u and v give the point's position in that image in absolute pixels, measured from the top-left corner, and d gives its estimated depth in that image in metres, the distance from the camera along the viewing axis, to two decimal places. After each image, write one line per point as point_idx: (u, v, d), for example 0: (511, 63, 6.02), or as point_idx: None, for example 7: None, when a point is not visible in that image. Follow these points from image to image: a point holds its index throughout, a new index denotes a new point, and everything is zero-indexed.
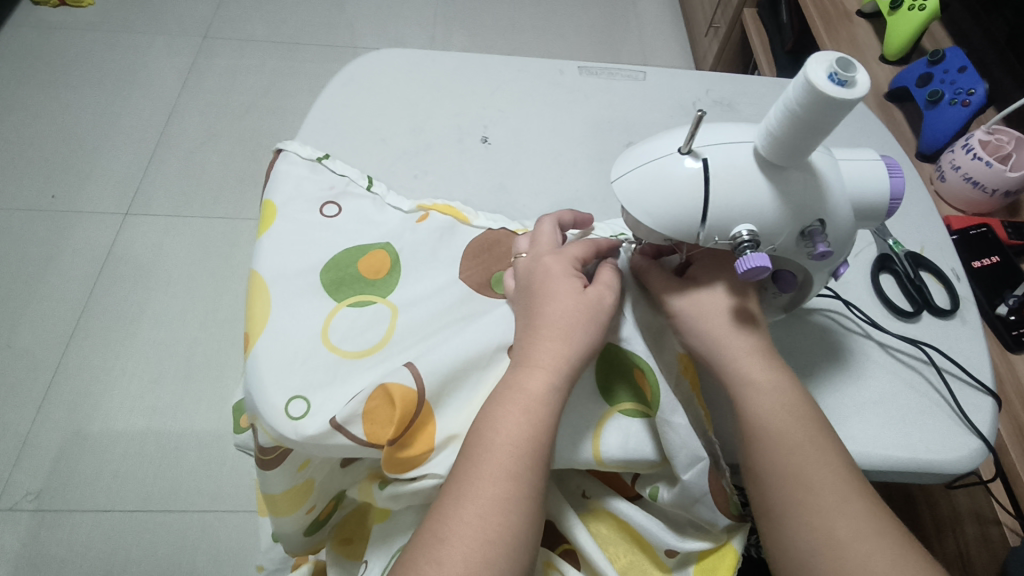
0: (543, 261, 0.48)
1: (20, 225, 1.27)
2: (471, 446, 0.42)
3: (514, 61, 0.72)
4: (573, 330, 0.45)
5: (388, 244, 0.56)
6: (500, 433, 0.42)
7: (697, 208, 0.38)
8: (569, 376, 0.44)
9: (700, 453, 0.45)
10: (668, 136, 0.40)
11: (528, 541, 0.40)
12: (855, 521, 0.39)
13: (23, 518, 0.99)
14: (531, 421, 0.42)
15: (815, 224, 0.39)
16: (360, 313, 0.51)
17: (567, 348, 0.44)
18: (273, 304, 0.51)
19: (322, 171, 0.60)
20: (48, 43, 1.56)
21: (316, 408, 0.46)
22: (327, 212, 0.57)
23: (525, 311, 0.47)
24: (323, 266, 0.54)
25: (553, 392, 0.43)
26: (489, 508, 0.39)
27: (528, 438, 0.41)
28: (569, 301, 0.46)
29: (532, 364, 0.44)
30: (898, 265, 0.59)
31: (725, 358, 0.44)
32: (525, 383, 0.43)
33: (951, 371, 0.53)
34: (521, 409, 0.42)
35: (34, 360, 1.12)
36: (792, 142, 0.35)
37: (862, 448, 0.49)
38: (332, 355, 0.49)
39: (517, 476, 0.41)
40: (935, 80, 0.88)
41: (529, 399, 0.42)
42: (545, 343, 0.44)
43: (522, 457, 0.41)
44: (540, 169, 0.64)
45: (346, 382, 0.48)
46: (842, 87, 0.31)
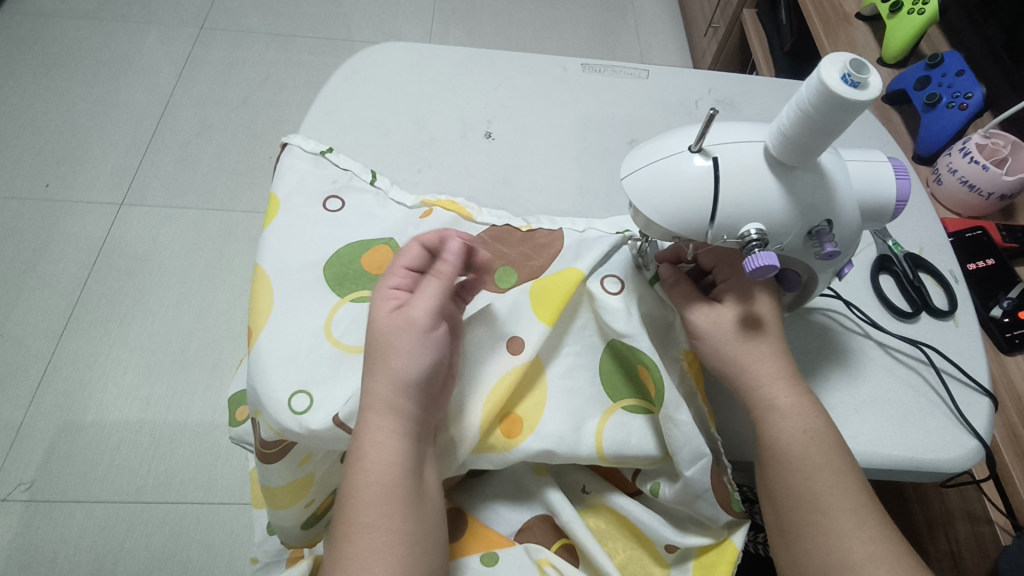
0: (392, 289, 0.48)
1: (12, 213, 1.25)
2: (347, 471, 0.44)
3: (517, 57, 0.72)
4: (376, 361, 0.45)
5: (391, 240, 0.56)
6: (371, 452, 0.43)
7: (707, 206, 0.38)
8: (393, 405, 0.44)
9: (703, 450, 0.45)
10: (677, 135, 0.40)
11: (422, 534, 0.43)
12: (868, 544, 0.41)
13: (14, 510, 0.98)
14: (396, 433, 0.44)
15: (823, 225, 0.39)
16: (362, 308, 0.52)
17: (405, 369, 0.45)
18: (275, 298, 0.51)
19: (325, 165, 0.60)
20: (42, 30, 1.54)
21: (319, 403, 0.47)
22: (330, 206, 0.57)
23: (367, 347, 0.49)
24: (326, 261, 0.54)
25: (408, 402, 0.45)
26: (380, 525, 0.42)
27: (397, 450, 0.44)
28: (395, 328, 0.46)
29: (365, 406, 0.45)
30: (898, 266, 0.59)
31: (744, 379, 0.45)
32: (380, 398, 0.44)
33: (950, 372, 0.54)
34: (385, 425, 0.44)
35: (26, 350, 1.11)
36: (802, 142, 0.35)
37: (863, 447, 0.49)
38: (334, 349, 0.49)
39: (397, 487, 0.43)
40: (933, 83, 0.89)
41: (380, 437, 0.44)
42: (383, 373, 0.45)
43: (394, 470, 0.43)
44: (544, 165, 0.64)
45: (349, 377, 0.48)
46: (855, 88, 0.32)
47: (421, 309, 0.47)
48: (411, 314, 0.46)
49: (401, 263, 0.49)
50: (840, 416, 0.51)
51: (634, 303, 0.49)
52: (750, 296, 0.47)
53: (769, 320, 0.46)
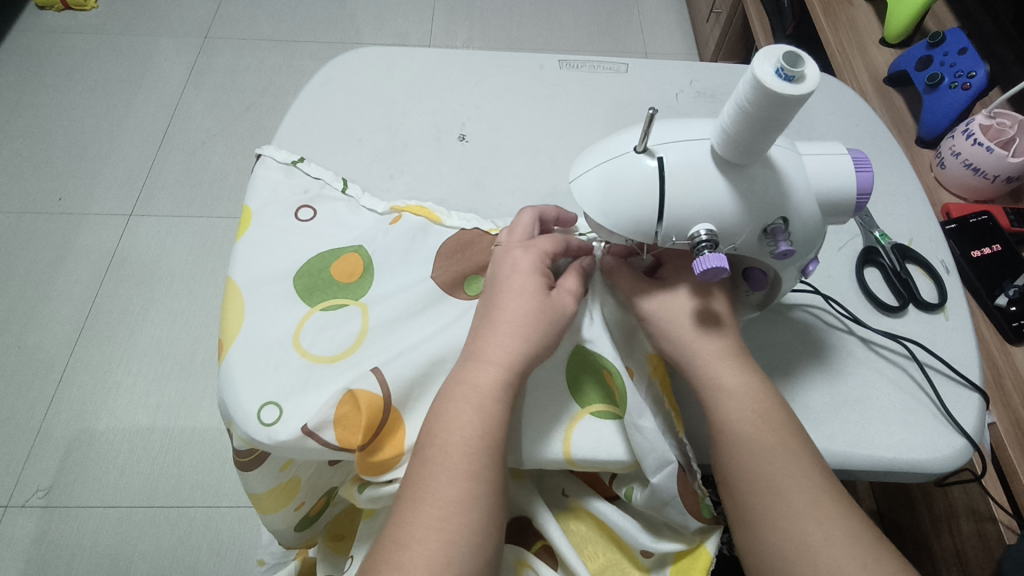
0: (509, 256, 0.48)
1: (27, 227, 1.29)
2: (434, 428, 0.42)
3: (494, 56, 0.71)
4: (521, 326, 0.44)
5: (360, 247, 0.55)
6: (452, 428, 0.42)
7: (653, 208, 0.37)
8: (518, 373, 0.44)
9: (668, 457, 0.44)
10: (625, 134, 0.39)
11: (493, 524, 0.40)
12: (825, 525, 0.38)
13: (33, 514, 1.01)
14: (482, 414, 0.42)
15: (778, 222, 0.38)
16: (332, 317, 0.52)
17: (514, 345, 0.44)
18: (245, 309, 0.52)
19: (297, 175, 0.60)
20: (53, 47, 1.58)
21: (288, 415, 0.47)
22: (301, 216, 0.57)
23: (485, 301, 0.47)
24: (296, 272, 0.54)
25: (504, 389, 0.43)
26: (444, 509, 0.39)
27: (478, 433, 0.41)
28: (512, 293, 0.46)
29: (485, 358, 0.44)
30: (884, 259, 0.57)
31: (693, 363, 0.44)
32: (475, 377, 0.43)
33: (935, 367, 0.52)
34: (472, 404, 0.42)
35: (43, 359, 1.14)
36: (745, 141, 0.34)
37: (838, 444, 0.48)
38: (303, 360, 0.49)
39: (475, 472, 0.40)
40: (935, 63, 0.85)
41: (479, 394, 0.42)
42: (489, 348, 0.44)
43: (470, 459, 0.41)
44: (518, 166, 0.63)
45: (319, 387, 0.48)
46: (789, 82, 0.30)
47: (535, 273, 0.47)
48: (529, 277, 0.46)
49: (545, 241, 0.49)
50: (815, 414, 0.49)
51: (598, 307, 0.49)
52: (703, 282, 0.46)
53: (720, 309, 0.45)
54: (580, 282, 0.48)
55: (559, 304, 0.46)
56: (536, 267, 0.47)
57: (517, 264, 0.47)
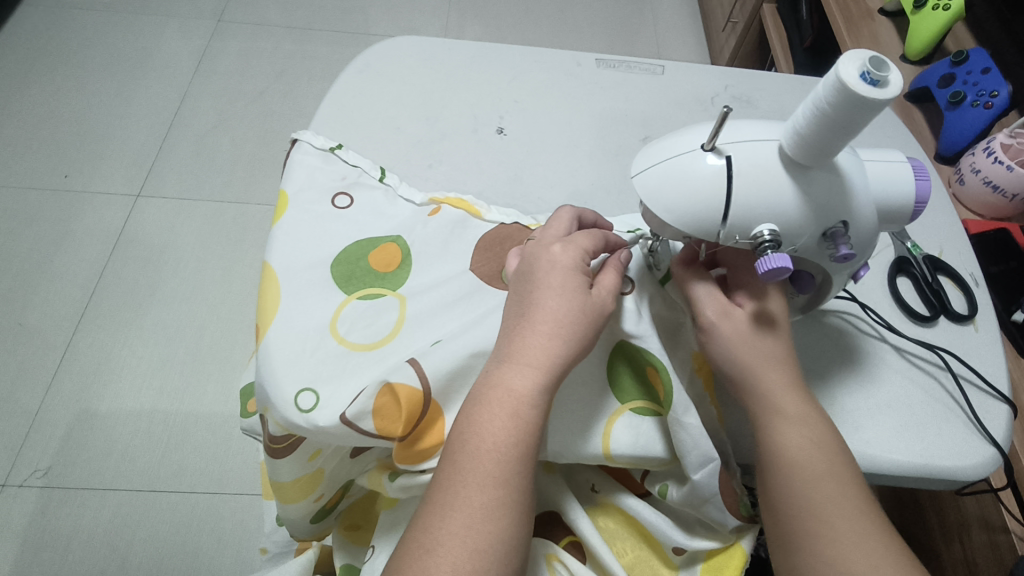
0: (547, 250, 0.47)
1: (32, 203, 1.27)
2: (464, 433, 0.41)
3: (531, 52, 0.71)
4: (561, 326, 0.43)
5: (398, 237, 0.55)
6: (484, 436, 0.41)
7: (719, 207, 0.37)
8: (554, 376, 0.42)
9: (711, 454, 0.44)
10: (691, 132, 0.39)
11: (524, 528, 0.40)
12: (874, 556, 0.38)
13: (31, 494, 0.99)
14: (517, 421, 0.41)
15: (839, 226, 0.38)
16: (370, 305, 0.51)
17: (554, 346, 0.43)
18: (283, 294, 0.51)
19: (335, 161, 0.59)
20: (63, 23, 1.55)
21: (325, 401, 0.46)
22: (338, 203, 0.57)
23: (520, 296, 0.46)
24: (334, 259, 0.53)
25: (540, 392, 0.42)
26: (475, 518, 0.39)
27: (511, 439, 0.41)
28: (551, 290, 0.45)
29: (521, 360, 0.42)
30: (916, 269, 0.58)
31: (753, 386, 0.44)
32: (509, 380, 0.42)
33: (967, 377, 0.53)
34: (507, 411, 0.41)
35: (44, 338, 1.13)
36: (818, 141, 0.34)
37: (872, 451, 0.48)
38: (340, 347, 0.49)
39: (506, 481, 0.40)
40: (957, 81, 0.87)
41: (515, 399, 0.41)
42: (524, 348, 0.43)
43: (502, 466, 0.40)
44: (555, 162, 0.63)
45: (356, 374, 0.48)
46: (873, 87, 0.31)
47: (576, 270, 0.46)
48: (570, 274, 0.45)
49: (584, 239, 0.48)
50: (851, 419, 0.50)
51: (645, 304, 0.49)
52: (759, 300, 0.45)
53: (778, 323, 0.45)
54: (617, 281, 0.47)
55: (599, 304, 0.45)
56: (575, 265, 0.46)
57: (556, 259, 0.46)
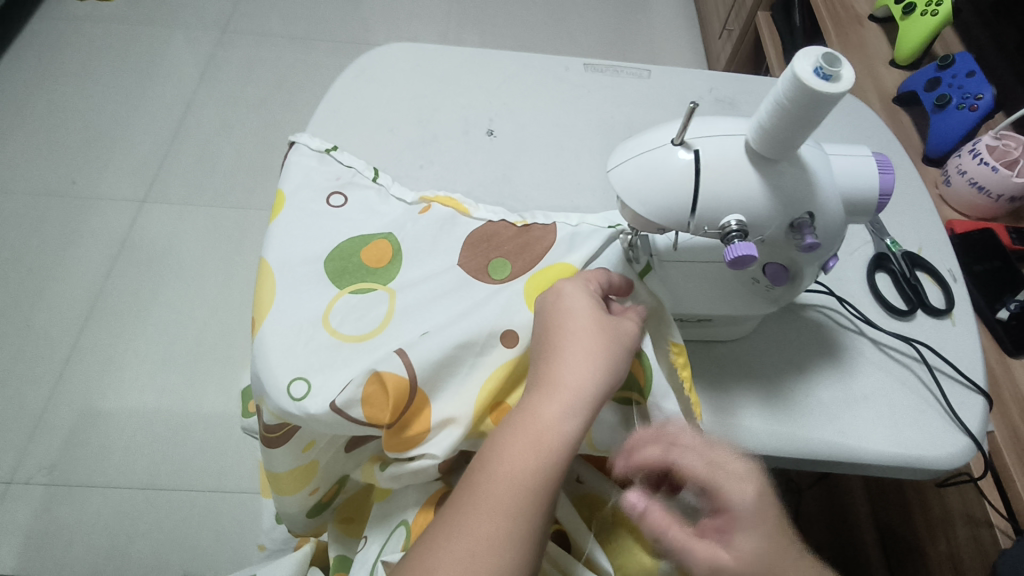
0: (566, 287, 0.47)
1: (40, 208, 1.30)
2: (490, 462, 0.40)
3: (521, 56, 0.73)
4: (587, 362, 0.43)
5: (390, 234, 0.57)
6: (508, 463, 0.40)
7: (688, 198, 0.39)
8: (584, 412, 0.42)
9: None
10: (663, 128, 0.41)
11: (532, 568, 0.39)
12: None
13: (35, 491, 1.01)
14: (544, 456, 0.40)
15: (804, 217, 0.40)
16: (361, 299, 0.53)
17: (584, 382, 0.43)
18: (277, 289, 0.53)
19: (330, 162, 0.61)
20: (73, 33, 1.59)
21: (317, 390, 0.48)
22: (333, 202, 0.59)
23: (546, 330, 0.46)
24: (327, 255, 0.55)
25: (570, 426, 0.41)
26: (480, 546, 0.38)
27: (534, 473, 0.40)
28: (579, 325, 0.44)
29: (555, 391, 0.42)
30: (895, 265, 0.59)
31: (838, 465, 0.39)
32: (540, 413, 0.41)
33: (942, 369, 0.54)
34: (536, 442, 0.41)
35: (51, 339, 1.15)
36: (780, 135, 0.36)
37: (848, 440, 0.50)
38: (332, 338, 0.51)
39: (520, 516, 0.39)
40: (943, 84, 0.88)
41: (545, 430, 0.41)
42: (553, 380, 0.43)
43: (520, 498, 0.39)
44: (543, 162, 0.65)
45: (347, 364, 0.49)
46: (827, 81, 0.32)
47: (597, 307, 0.46)
48: (596, 311, 0.45)
49: (598, 279, 0.48)
50: (827, 410, 0.51)
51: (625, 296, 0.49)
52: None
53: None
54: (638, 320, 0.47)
55: (623, 340, 0.45)
56: (599, 303, 0.46)
57: (578, 296, 0.46)
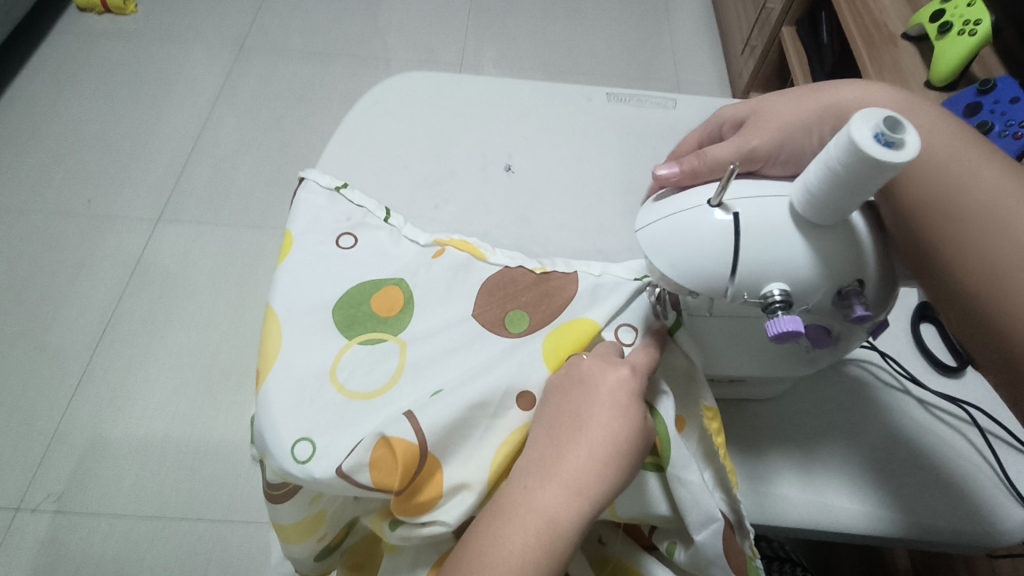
0: (607, 364, 0.44)
1: (56, 227, 1.30)
2: (487, 551, 0.38)
3: (542, 86, 0.70)
4: (610, 453, 0.40)
5: (401, 280, 0.54)
6: (508, 558, 0.37)
7: (726, 262, 0.36)
8: (594, 510, 0.39)
9: (714, 514, 0.43)
10: (699, 188, 0.38)
11: None
12: None
13: (43, 519, 1.00)
14: (545, 554, 0.38)
15: (852, 285, 0.36)
16: (370, 351, 0.50)
17: (601, 477, 0.39)
18: (284, 339, 0.51)
19: (340, 201, 0.59)
20: (93, 50, 1.60)
21: (322, 451, 0.45)
22: (343, 243, 0.56)
23: (569, 406, 0.42)
24: (336, 302, 0.53)
25: (576, 524, 0.38)
26: None
27: (534, 570, 0.37)
28: (607, 409, 0.41)
29: (564, 481, 0.39)
30: (942, 316, 0.55)
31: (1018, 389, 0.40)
32: (547, 504, 0.38)
33: (995, 433, 0.50)
34: (538, 538, 0.38)
35: (64, 361, 1.14)
36: (831, 201, 0.33)
37: (891, 514, 0.46)
38: (339, 395, 0.48)
39: None
40: (984, 111, 0.83)
41: (550, 524, 0.38)
42: (565, 469, 0.39)
43: None
44: (565, 201, 0.62)
45: (355, 424, 0.46)
46: (889, 148, 0.29)
47: (631, 391, 0.42)
48: (631, 396, 0.42)
49: (640, 359, 0.45)
50: (871, 478, 0.47)
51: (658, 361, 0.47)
52: (1011, 247, 0.40)
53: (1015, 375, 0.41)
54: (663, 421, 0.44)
55: (649, 437, 0.42)
56: (633, 385, 0.43)
57: (616, 376, 0.43)
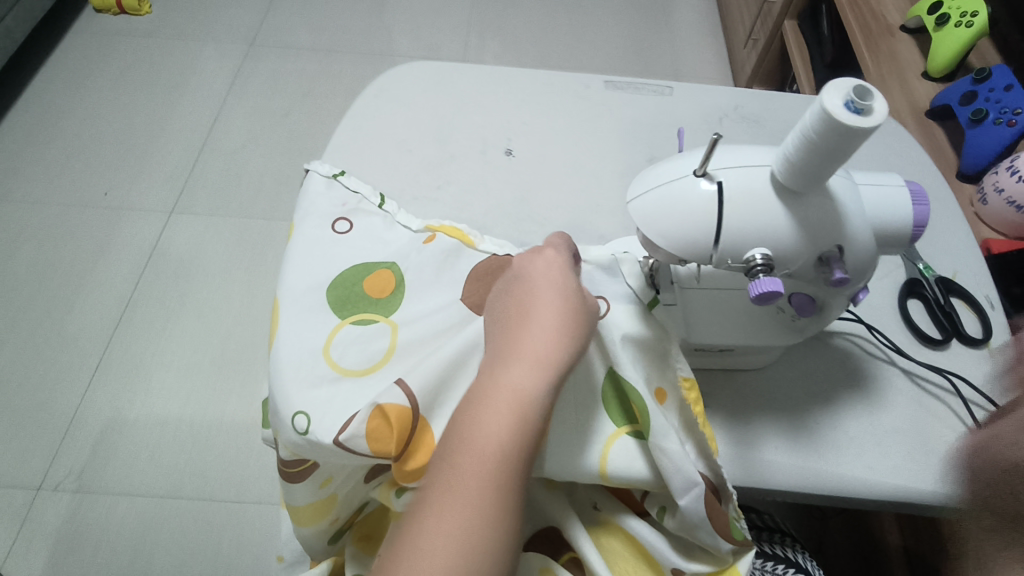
0: (543, 256, 0.47)
1: (73, 218, 1.34)
2: (464, 435, 0.39)
3: (542, 74, 0.73)
4: (563, 327, 0.42)
5: (393, 264, 0.57)
6: (485, 436, 0.38)
7: (710, 229, 0.38)
8: (559, 378, 0.41)
9: (695, 479, 0.45)
10: (683, 157, 0.40)
11: (513, 543, 0.38)
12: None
13: (63, 498, 1.03)
14: (521, 425, 0.39)
15: (833, 251, 0.39)
16: (362, 330, 0.53)
17: (559, 348, 0.41)
18: (281, 320, 0.54)
19: (338, 188, 0.61)
20: (107, 47, 1.64)
21: (318, 423, 0.47)
22: (338, 228, 0.59)
23: (516, 298, 0.45)
24: (330, 283, 0.55)
25: (544, 392, 0.40)
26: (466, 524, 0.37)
27: (514, 443, 0.39)
28: (551, 291, 0.44)
29: (525, 356, 0.40)
30: (928, 291, 0.57)
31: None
32: (515, 381, 0.40)
33: (978, 403, 0.52)
34: (510, 411, 0.39)
35: (81, 346, 1.18)
36: (807, 168, 0.35)
37: (876, 478, 0.48)
38: (333, 372, 0.50)
39: (500, 491, 0.38)
40: (979, 98, 0.85)
41: (520, 397, 0.39)
42: (524, 346, 0.41)
43: (498, 471, 0.38)
44: (563, 183, 0.65)
45: (350, 398, 0.49)
46: (858, 114, 0.31)
47: (569, 276, 0.46)
48: (569, 279, 0.45)
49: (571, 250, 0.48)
50: (854, 444, 0.49)
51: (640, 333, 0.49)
52: None
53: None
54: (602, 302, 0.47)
55: (593, 313, 0.45)
56: (568, 271, 0.46)
57: (552, 264, 0.46)
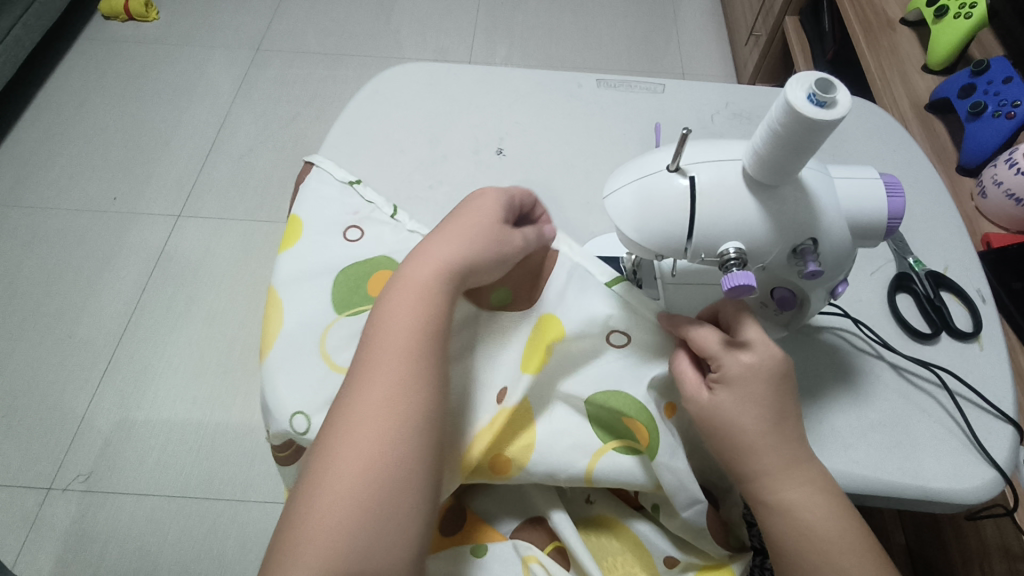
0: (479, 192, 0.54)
1: (83, 224, 1.36)
2: (379, 322, 0.46)
3: (534, 73, 0.73)
4: (467, 234, 0.49)
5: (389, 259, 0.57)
6: (395, 316, 0.45)
7: (684, 223, 0.38)
8: (456, 274, 0.47)
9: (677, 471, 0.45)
10: (658, 154, 0.40)
11: (432, 407, 0.43)
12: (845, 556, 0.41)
13: (72, 498, 1.05)
14: (420, 305, 0.45)
15: (807, 243, 0.39)
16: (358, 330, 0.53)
17: (457, 247, 0.48)
18: (284, 318, 0.54)
19: (352, 195, 0.61)
20: (116, 55, 1.67)
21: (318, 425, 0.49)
22: (349, 236, 0.59)
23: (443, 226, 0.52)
24: (335, 286, 0.55)
25: (441, 278, 0.46)
26: (384, 388, 0.43)
27: (417, 320, 0.45)
28: (465, 211, 0.51)
29: (426, 255, 0.48)
30: (918, 286, 0.57)
31: None
32: (417, 272, 0.47)
33: (966, 396, 0.51)
34: (412, 295, 0.46)
35: (91, 350, 1.20)
36: (775, 161, 0.35)
37: (861, 470, 0.47)
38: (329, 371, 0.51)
39: (412, 359, 0.44)
40: (978, 91, 0.85)
41: (417, 283, 0.46)
42: (430, 249, 0.48)
43: (408, 343, 0.44)
44: (553, 181, 0.65)
45: None
46: (821, 107, 0.31)
47: (493, 201, 0.52)
48: (488, 201, 0.52)
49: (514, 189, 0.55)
50: (839, 438, 0.49)
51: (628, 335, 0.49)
52: None
53: None
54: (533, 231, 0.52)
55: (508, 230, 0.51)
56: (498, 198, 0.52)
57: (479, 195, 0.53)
